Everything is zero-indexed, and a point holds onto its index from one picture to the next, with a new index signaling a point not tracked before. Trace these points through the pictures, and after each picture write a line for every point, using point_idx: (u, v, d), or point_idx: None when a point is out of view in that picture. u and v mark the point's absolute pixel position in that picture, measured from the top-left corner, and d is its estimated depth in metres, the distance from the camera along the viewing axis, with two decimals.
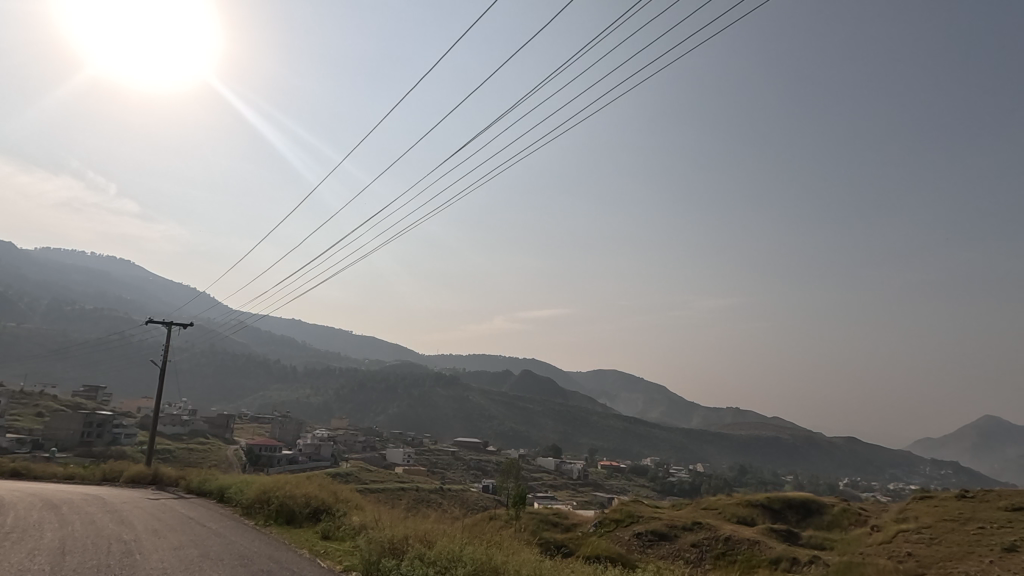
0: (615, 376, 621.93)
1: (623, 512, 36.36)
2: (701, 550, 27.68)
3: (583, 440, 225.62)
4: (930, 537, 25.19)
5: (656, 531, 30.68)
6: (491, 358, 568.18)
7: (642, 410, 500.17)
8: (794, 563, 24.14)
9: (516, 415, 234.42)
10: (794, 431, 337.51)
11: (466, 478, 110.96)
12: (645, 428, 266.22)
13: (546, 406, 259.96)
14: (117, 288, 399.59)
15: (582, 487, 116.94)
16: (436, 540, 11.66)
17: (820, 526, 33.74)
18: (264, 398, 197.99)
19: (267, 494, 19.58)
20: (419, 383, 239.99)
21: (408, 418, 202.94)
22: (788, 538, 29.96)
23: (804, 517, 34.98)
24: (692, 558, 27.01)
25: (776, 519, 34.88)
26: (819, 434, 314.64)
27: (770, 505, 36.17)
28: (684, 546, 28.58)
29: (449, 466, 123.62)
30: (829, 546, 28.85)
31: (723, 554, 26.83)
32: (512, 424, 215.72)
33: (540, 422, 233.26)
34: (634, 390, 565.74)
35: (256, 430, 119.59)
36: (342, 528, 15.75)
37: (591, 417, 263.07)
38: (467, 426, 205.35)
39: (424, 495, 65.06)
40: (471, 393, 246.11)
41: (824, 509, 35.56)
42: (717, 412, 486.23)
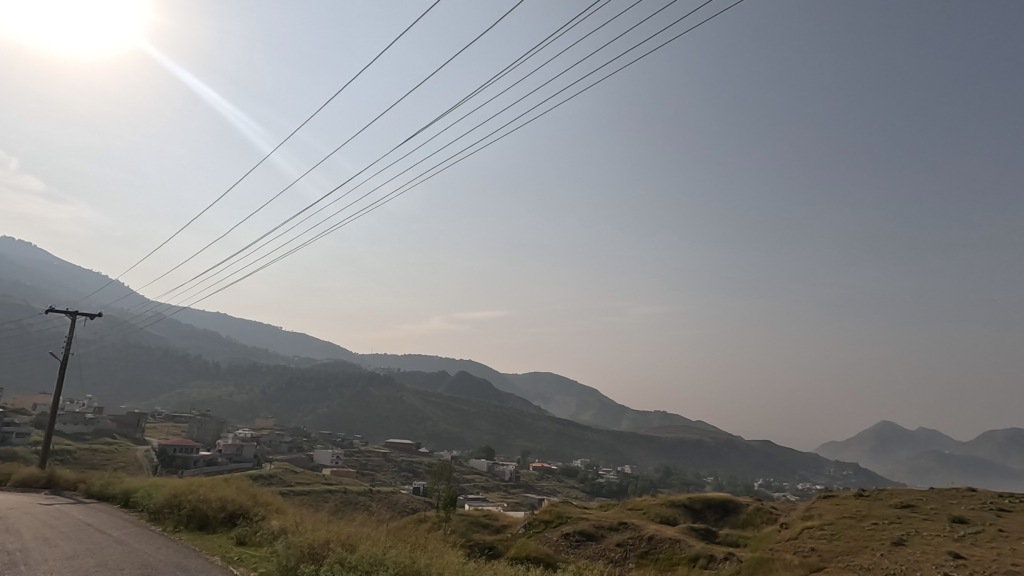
0: (550, 379, 631.20)
1: (552, 513, 36.87)
2: (626, 549, 28.49)
3: (516, 442, 227.11)
4: (831, 533, 27.16)
5: (583, 532, 31.34)
6: (427, 359, 562.15)
7: (574, 412, 509.91)
8: (710, 560, 25.26)
9: (451, 416, 232.93)
10: (716, 434, 355.85)
11: (396, 479, 108.95)
12: (576, 430, 271.78)
13: (481, 408, 260.10)
14: (14, 273, 362.65)
15: (513, 488, 117.59)
16: (359, 544, 11.40)
17: (736, 525, 35.64)
18: (182, 396, 186.32)
19: (178, 498, 18.41)
20: (352, 382, 233.76)
21: (338, 418, 196.89)
22: (706, 537, 31.44)
23: (722, 516, 36.81)
24: (617, 557, 27.76)
25: (696, 518, 36.52)
26: (738, 438, 333.16)
27: (691, 505, 37.87)
28: (610, 546, 29.36)
29: (379, 467, 121.05)
30: (743, 543, 30.51)
31: (646, 553, 27.72)
32: (446, 426, 213.99)
33: (474, 424, 232.88)
34: (568, 394, 576.36)
35: (170, 430, 111.89)
36: (260, 533, 15.05)
37: (525, 419, 265.58)
38: (400, 427, 201.90)
39: (352, 497, 63.40)
40: (405, 394, 242.31)
41: (740, 508, 37.68)
42: (646, 416, 503.86)
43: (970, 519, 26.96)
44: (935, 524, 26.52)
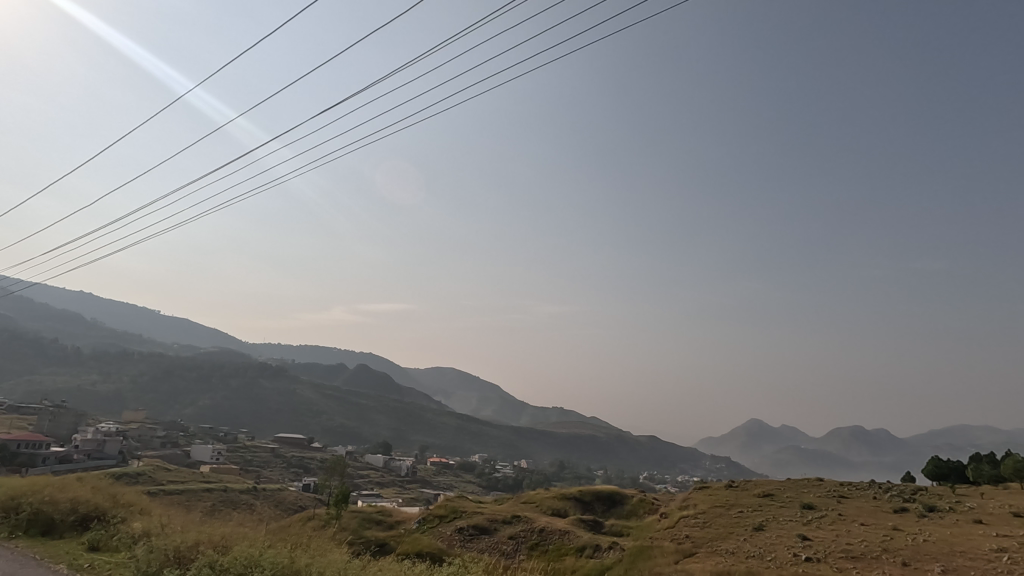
0: (452, 375, 629.75)
1: (447, 508, 36.80)
2: (517, 541, 29.10)
3: (415, 437, 224.10)
4: (704, 521, 29.54)
5: (478, 526, 31.58)
6: (325, 351, 538.61)
7: (475, 408, 512.99)
8: (596, 549, 26.49)
9: (348, 410, 225.17)
10: (608, 429, 374.74)
11: (284, 477, 103.19)
12: (476, 426, 273.49)
13: (380, 402, 253.70)
14: None
15: (409, 484, 115.85)
16: (234, 545, 10.63)
17: (621, 515, 37.70)
18: (32, 384, 163.68)
19: (16, 501, 16.10)
20: (240, 373, 218.34)
21: (221, 411, 182.99)
22: (594, 527, 32.98)
23: (609, 507, 38.84)
24: (509, 550, 28.28)
25: (585, 510, 38.26)
26: (628, 434, 353.12)
27: (581, 498, 39.66)
28: (502, 539, 29.83)
29: (266, 464, 114.05)
30: (626, 533, 32.42)
31: (536, 544, 28.51)
32: (342, 421, 206.51)
33: (372, 418, 226.85)
34: (470, 390, 578.51)
35: (13, 424, 97.65)
36: (117, 537, 13.58)
37: (426, 414, 262.93)
38: (292, 420, 191.54)
39: (233, 496, 59.12)
40: (299, 386, 230.44)
41: (625, 500, 39.99)
42: (544, 412, 518.87)
43: (816, 506, 30.55)
44: (789, 511, 29.76)
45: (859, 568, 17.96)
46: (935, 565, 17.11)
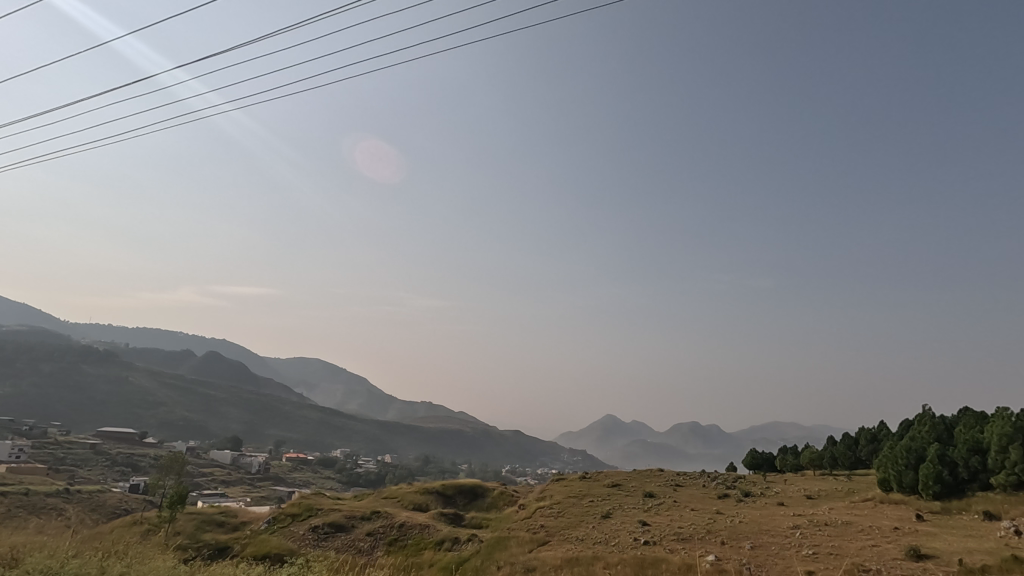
0: (317, 367, 597.52)
1: (301, 505, 34.87)
2: (375, 538, 28.40)
3: (271, 432, 209.06)
4: (558, 511, 31.18)
5: (334, 523, 30.28)
6: (169, 335, 482.16)
7: (340, 401, 491.82)
8: (454, 542, 26.72)
9: (192, 402, 203.43)
10: (476, 424, 380.66)
11: (107, 476, 90.38)
12: (340, 420, 262.47)
13: (232, 394, 232.73)
14: None
15: (260, 482, 107.71)
16: (32, 555, 9.10)
17: (481, 508, 38.52)
18: None
19: None
20: (56, 357, 187.26)
21: (28, 401, 155.49)
22: (454, 520, 33.28)
23: (470, 501, 39.47)
24: (365, 547, 27.46)
25: (446, 503, 38.51)
26: (494, 429, 361.21)
27: (444, 492, 39.85)
28: (360, 535, 28.93)
29: (84, 463, 98.98)
30: (486, 524, 33.19)
31: (395, 540, 28.07)
32: (184, 414, 186.00)
33: (222, 411, 207.33)
34: (335, 383, 553.34)
35: None
36: None
37: (285, 407, 246.47)
38: (122, 411, 168.78)
39: (36, 501, 50.16)
40: (133, 373, 203.68)
41: (487, 493, 40.96)
42: (413, 406, 513.04)
43: (656, 494, 33.67)
44: (633, 499, 32.57)
45: (686, 548, 20.11)
46: (745, 542, 19.79)
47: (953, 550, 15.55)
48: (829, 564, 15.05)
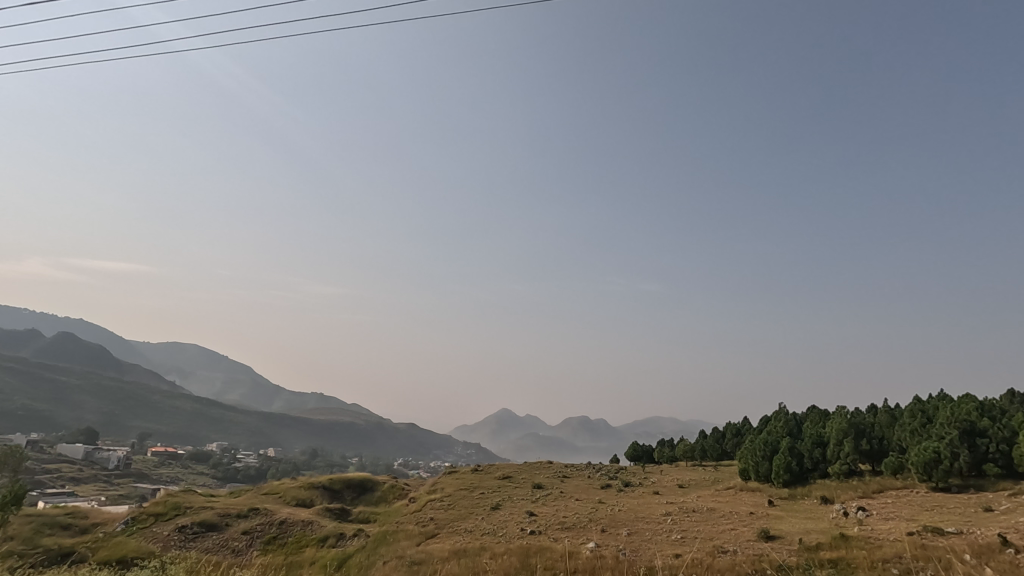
0: (194, 354, 548.83)
1: (167, 504, 31.76)
2: (252, 537, 26.63)
3: (135, 423, 188.80)
4: (448, 504, 31.15)
5: (204, 522, 27.96)
6: (10, 313, 418.21)
7: (220, 390, 456.02)
8: (339, 538, 25.79)
9: (37, 390, 178.23)
10: (370, 416, 370.62)
11: None
12: (218, 411, 243.06)
13: (89, 381, 207.07)
14: None
15: (118, 479, 96.91)
16: None
17: (369, 502, 37.53)
18: None
19: None
20: None
21: None
22: (340, 516, 32.11)
23: (358, 495, 38.32)
24: (240, 547, 25.63)
25: (333, 498, 37.03)
26: (388, 422, 353.50)
27: (330, 487, 38.31)
28: (234, 535, 26.96)
29: None
30: (373, 518, 32.43)
31: (273, 538, 26.44)
32: (26, 403, 162.46)
33: (74, 400, 183.69)
34: (214, 371, 511.86)
35: None
36: None
37: (152, 397, 223.58)
38: None
39: None
40: None
41: (376, 486, 40.06)
42: (302, 398, 488.06)
43: (544, 485, 34.82)
44: (522, 491, 33.39)
45: (568, 536, 21.04)
46: (623, 529, 21.14)
47: (795, 531, 17.68)
48: (693, 546, 16.52)
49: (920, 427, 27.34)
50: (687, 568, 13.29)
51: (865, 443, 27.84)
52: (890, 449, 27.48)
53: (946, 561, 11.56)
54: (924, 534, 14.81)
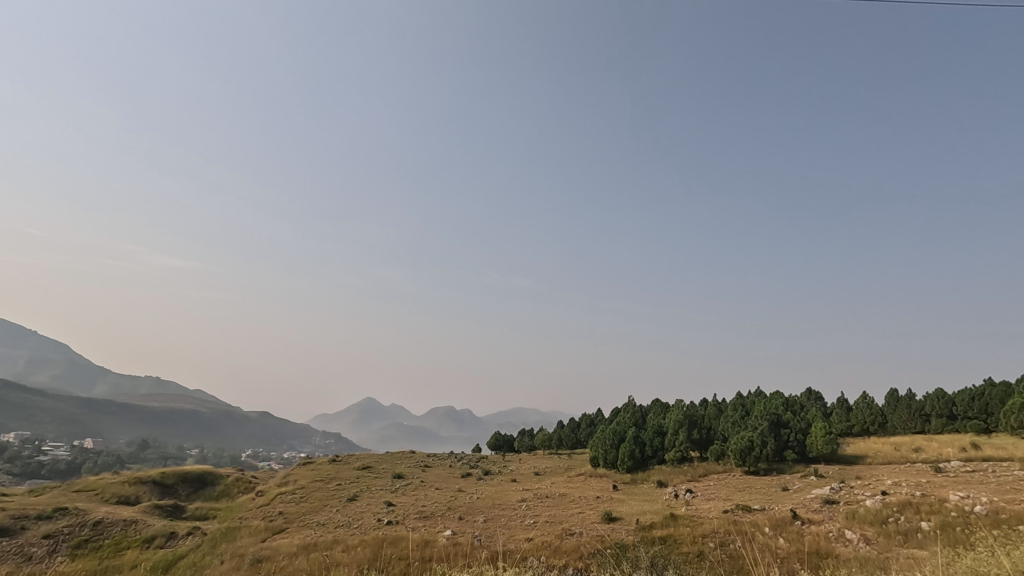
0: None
1: None
2: (56, 541, 22.91)
3: None
4: (300, 496, 29.48)
5: None
6: None
7: (23, 371, 385.97)
8: (169, 538, 23.16)
9: None
10: (216, 404, 338.64)
11: None
12: (19, 395, 205.82)
13: None
14: None
15: None
16: None
17: (209, 497, 34.25)
18: None
19: None
20: None
21: None
22: (172, 513, 28.90)
23: (196, 489, 34.78)
24: (39, 553, 21.94)
25: (164, 494, 33.19)
26: (237, 410, 325.71)
27: (162, 481, 34.35)
28: (32, 540, 22.99)
29: None
30: (213, 515, 29.61)
31: (84, 542, 23.03)
32: None
33: None
34: (17, 348, 432.21)
35: None
36: None
37: None
38: None
39: None
40: None
41: (218, 480, 36.65)
42: (132, 382, 431.21)
43: (404, 475, 34.47)
44: (381, 481, 32.73)
45: (426, 525, 21.04)
46: (479, 517, 21.65)
47: (633, 513, 19.48)
48: (544, 530, 17.44)
49: (739, 419, 31.48)
50: (537, 550, 13.98)
51: (697, 432, 31.40)
52: (715, 438, 31.37)
53: (749, 534, 13.54)
54: (735, 510, 17.15)
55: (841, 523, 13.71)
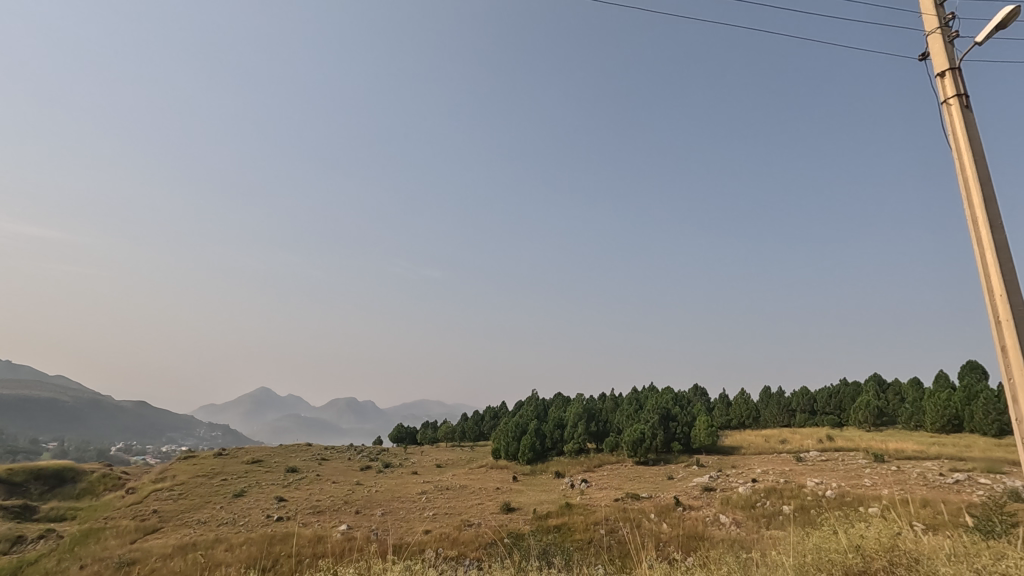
0: None
1: None
2: None
3: None
4: (179, 493, 27.22)
5: None
6: None
7: None
8: (14, 543, 20.44)
9: None
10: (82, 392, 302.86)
11: None
12: None
13: None
14: None
15: None
16: None
17: (69, 495, 30.64)
18: None
19: None
20: None
21: None
22: (20, 515, 25.51)
23: (52, 487, 30.97)
24: None
25: (10, 493, 29.18)
26: (107, 400, 293.43)
27: (8, 479, 30.17)
28: None
29: None
30: (72, 516, 26.51)
31: None
32: None
33: None
34: None
35: None
36: None
37: None
38: None
39: None
40: None
41: (80, 477, 32.87)
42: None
43: (299, 468, 32.92)
44: (273, 475, 31.03)
45: (320, 520, 20.25)
46: (377, 510, 21.21)
47: (531, 502, 20.04)
48: (443, 522, 17.43)
49: (633, 413, 33.37)
50: (435, 542, 13.96)
51: (594, 425, 32.90)
52: (611, 430, 33.08)
53: (636, 519, 14.46)
54: (626, 498, 18.22)
55: (717, 508, 15.03)
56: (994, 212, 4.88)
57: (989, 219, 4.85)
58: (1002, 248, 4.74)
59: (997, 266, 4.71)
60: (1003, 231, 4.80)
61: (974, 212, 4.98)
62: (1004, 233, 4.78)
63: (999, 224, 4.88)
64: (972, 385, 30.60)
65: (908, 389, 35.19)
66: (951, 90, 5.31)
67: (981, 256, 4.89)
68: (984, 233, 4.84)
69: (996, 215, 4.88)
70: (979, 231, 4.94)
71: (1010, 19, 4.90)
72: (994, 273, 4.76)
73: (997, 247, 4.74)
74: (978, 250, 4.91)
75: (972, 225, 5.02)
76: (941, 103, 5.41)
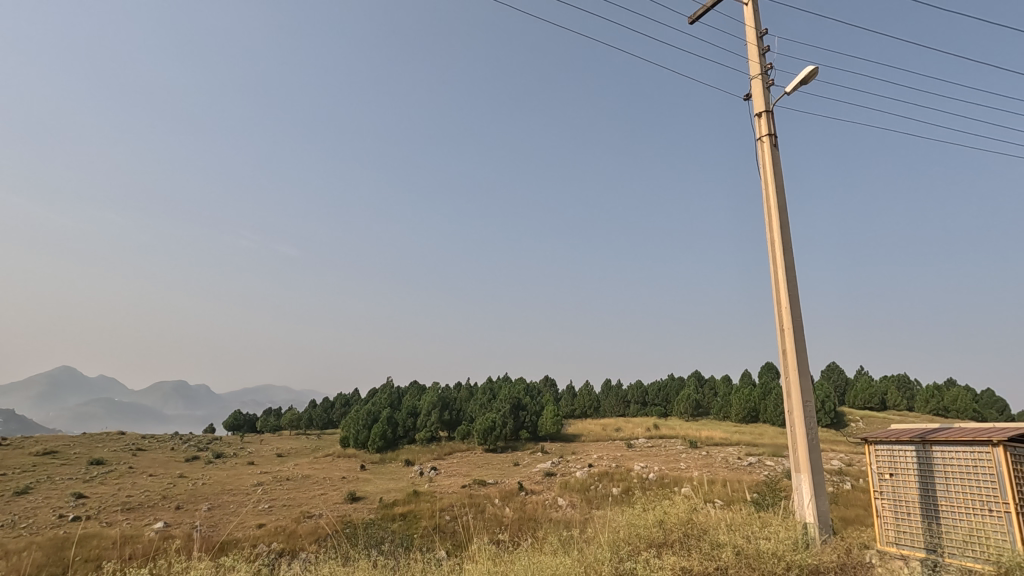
0: None
1: None
2: None
3: None
4: None
5: None
6: None
7: None
8: None
9: None
10: None
11: None
12: None
13: None
14: None
15: None
16: None
17: None
18: None
19: None
20: None
21: None
22: None
23: None
24: None
25: None
26: None
27: None
28: None
29: None
30: None
31: None
32: None
33: None
34: None
35: None
36: None
37: None
38: None
39: None
40: None
41: None
42: None
43: (106, 460, 28.57)
44: (71, 468, 26.57)
45: (130, 518, 17.81)
46: (202, 504, 19.19)
47: (376, 491, 19.62)
48: (280, 514, 16.34)
49: (486, 402, 34.22)
50: (268, 536, 13.00)
51: (447, 414, 33.17)
52: (463, 419, 33.57)
53: (481, 505, 14.92)
54: (472, 485, 18.67)
55: (556, 492, 16.07)
56: (788, 239, 5.80)
57: (784, 243, 5.76)
58: (791, 270, 5.68)
59: (786, 286, 5.62)
60: (794, 257, 5.73)
61: (775, 233, 5.88)
62: (793, 260, 5.70)
63: (791, 253, 5.80)
64: (766, 382, 36.03)
65: (720, 384, 40.85)
66: (765, 128, 6.19)
67: (778, 279, 5.78)
68: (780, 256, 5.75)
69: (791, 245, 5.80)
70: (776, 254, 5.82)
71: (810, 77, 5.90)
72: (784, 289, 5.68)
73: (787, 269, 5.66)
74: (777, 275, 5.79)
75: (773, 249, 5.90)
76: (757, 139, 6.29)
